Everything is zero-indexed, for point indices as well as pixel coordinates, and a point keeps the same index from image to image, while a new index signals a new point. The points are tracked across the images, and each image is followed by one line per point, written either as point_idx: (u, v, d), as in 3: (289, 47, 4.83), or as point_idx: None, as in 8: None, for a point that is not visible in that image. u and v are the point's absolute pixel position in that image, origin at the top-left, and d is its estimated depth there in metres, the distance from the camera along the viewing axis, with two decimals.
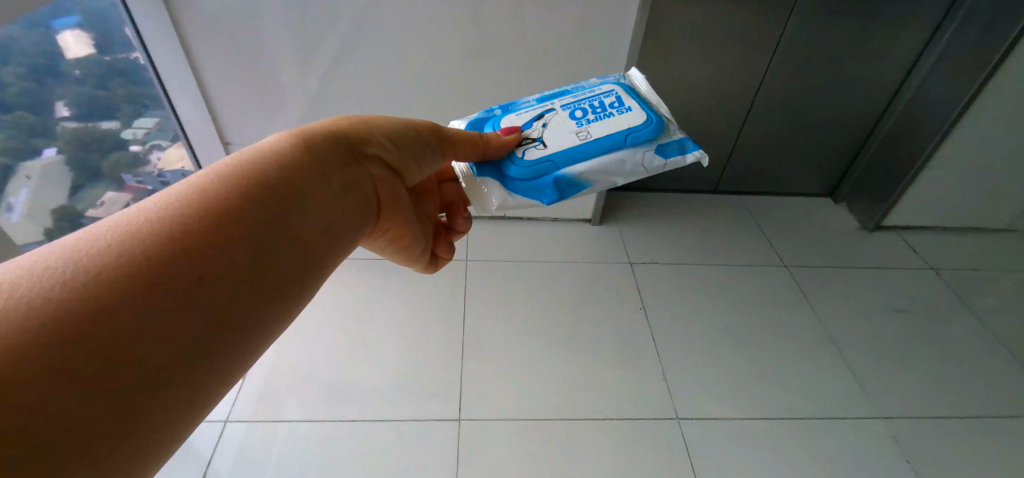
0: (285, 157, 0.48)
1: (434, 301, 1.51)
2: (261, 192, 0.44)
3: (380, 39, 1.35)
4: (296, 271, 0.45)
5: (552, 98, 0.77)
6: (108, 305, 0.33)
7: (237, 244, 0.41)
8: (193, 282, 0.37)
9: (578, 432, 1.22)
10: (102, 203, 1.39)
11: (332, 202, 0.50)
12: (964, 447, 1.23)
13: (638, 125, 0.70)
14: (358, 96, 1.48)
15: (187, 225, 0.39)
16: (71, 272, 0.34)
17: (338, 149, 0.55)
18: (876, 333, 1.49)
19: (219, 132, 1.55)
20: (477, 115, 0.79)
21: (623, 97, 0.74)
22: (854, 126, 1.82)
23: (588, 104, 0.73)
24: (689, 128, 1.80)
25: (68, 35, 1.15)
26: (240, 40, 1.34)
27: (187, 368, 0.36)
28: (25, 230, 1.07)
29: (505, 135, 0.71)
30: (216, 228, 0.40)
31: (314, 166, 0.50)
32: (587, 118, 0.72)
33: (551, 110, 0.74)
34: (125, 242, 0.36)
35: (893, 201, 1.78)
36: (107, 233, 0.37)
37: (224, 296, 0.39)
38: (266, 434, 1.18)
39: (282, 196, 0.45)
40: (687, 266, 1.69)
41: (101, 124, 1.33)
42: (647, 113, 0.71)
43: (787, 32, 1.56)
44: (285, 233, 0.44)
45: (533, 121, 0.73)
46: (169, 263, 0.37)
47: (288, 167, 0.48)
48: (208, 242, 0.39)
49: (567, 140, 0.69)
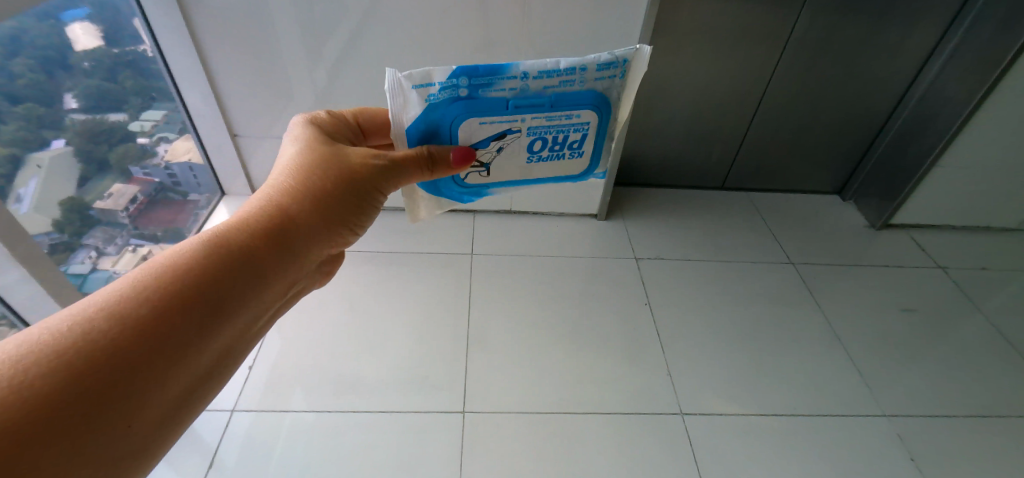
0: (233, 249, 0.56)
1: (440, 294, 1.51)
2: (209, 288, 0.53)
3: (388, 32, 1.35)
4: (232, 349, 0.56)
5: (527, 108, 0.66)
6: (77, 403, 0.44)
7: (184, 341, 0.50)
8: (144, 379, 0.47)
9: (582, 425, 1.22)
10: (110, 195, 1.34)
11: (272, 286, 0.59)
12: (970, 447, 1.23)
13: (574, 174, 0.75)
14: (365, 89, 1.48)
15: (143, 325, 0.48)
16: (47, 372, 0.43)
17: (286, 227, 0.61)
18: (882, 332, 1.49)
19: (227, 125, 1.56)
20: (438, 89, 0.64)
21: (588, 137, 0.70)
22: (864, 123, 1.80)
23: (553, 135, 0.69)
24: (696, 124, 1.79)
25: (77, 28, 1.15)
26: (248, 32, 1.35)
27: (140, 439, 0.48)
28: (35, 222, 1.06)
29: (458, 163, 0.67)
30: (169, 328, 0.49)
31: (259, 256, 0.58)
32: (539, 154, 0.71)
33: (515, 131, 0.67)
34: (90, 344, 0.45)
35: (903, 198, 1.76)
36: (77, 332, 0.45)
37: (170, 385, 0.49)
38: (272, 423, 1.19)
39: (226, 290, 0.54)
40: (692, 262, 1.68)
41: (111, 116, 1.30)
42: (590, 163, 0.74)
43: (797, 28, 1.54)
44: (225, 325, 0.54)
45: (491, 140, 0.68)
46: (126, 365, 0.46)
47: (234, 260, 0.56)
48: (159, 342, 0.48)
49: (509, 176, 0.73)
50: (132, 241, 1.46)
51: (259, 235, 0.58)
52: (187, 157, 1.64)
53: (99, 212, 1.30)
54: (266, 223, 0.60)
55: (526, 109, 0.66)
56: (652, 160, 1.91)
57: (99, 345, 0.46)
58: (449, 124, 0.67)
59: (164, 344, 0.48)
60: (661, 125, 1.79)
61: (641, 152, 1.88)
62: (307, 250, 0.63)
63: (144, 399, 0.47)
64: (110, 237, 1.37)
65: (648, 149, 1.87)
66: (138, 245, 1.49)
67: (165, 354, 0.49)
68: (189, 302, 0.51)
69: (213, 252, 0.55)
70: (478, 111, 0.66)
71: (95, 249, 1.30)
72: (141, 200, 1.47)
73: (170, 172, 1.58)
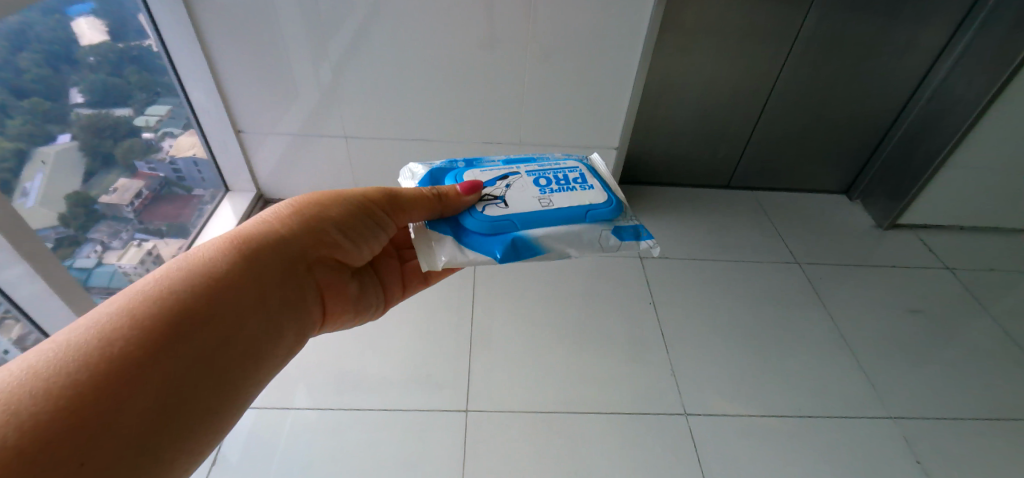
0: (207, 268, 0.61)
1: (443, 292, 1.51)
2: (188, 304, 0.58)
3: (392, 29, 1.34)
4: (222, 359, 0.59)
5: (516, 162, 0.84)
6: (68, 409, 0.48)
7: (166, 349, 0.54)
8: (131, 384, 0.51)
9: (586, 425, 1.22)
10: (115, 189, 1.33)
11: (251, 298, 0.63)
12: (977, 450, 1.21)
13: (598, 203, 0.78)
14: (370, 86, 1.47)
15: (125, 338, 0.53)
16: (40, 384, 0.48)
17: (262, 249, 0.67)
18: (888, 333, 1.48)
19: (230, 121, 1.56)
20: (439, 164, 0.85)
21: (585, 175, 0.82)
22: (873, 121, 1.78)
23: (552, 175, 0.81)
24: (702, 122, 1.78)
25: (82, 22, 1.15)
26: (253, 28, 1.34)
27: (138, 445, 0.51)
28: (39, 216, 1.06)
29: (465, 192, 0.75)
30: (150, 338, 0.54)
31: (233, 272, 0.63)
32: (549, 187, 0.79)
33: (516, 174, 0.80)
34: (73, 362, 0.50)
35: (911, 198, 1.73)
36: (62, 353, 0.50)
37: (157, 392, 0.53)
38: (276, 421, 1.19)
39: (205, 302, 0.59)
40: (697, 262, 1.67)
41: (116, 111, 1.30)
42: (606, 194, 0.80)
43: (806, 27, 1.52)
44: (204, 334, 0.58)
45: (497, 180, 0.79)
46: (111, 373, 0.51)
47: (210, 277, 0.61)
48: (140, 352, 0.53)
49: (529, 205, 0.76)
50: (138, 236, 1.45)
51: (236, 256, 0.64)
52: (192, 151, 1.62)
53: (103, 206, 1.30)
54: (241, 246, 0.66)
55: (517, 164, 0.83)
56: (658, 159, 1.90)
57: (84, 358, 0.50)
58: (454, 177, 0.81)
59: (148, 354, 0.53)
60: (667, 123, 1.78)
61: (646, 151, 1.87)
62: (281, 270, 0.68)
63: (132, 403, 0.51)
64: (115, 232, 1.36)
65: (653, 148, 1.86)
66: (144, 240, 1.47)
67: (147, 363, 0.53)
68: (168, 316, 0.56)
69: (191, 273, 0.60)
70: (477, 168, 0.82)
71: (99, 244, 1.30)
72: (146, 194, 1.45)
73: (175, 168, 1.56)
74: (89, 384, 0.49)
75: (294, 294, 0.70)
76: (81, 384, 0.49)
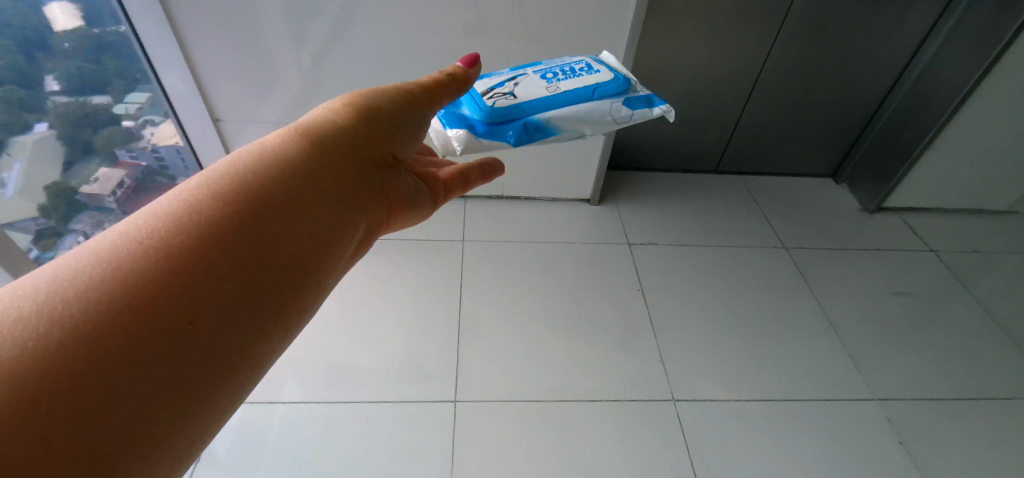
0: (247, 171, 0.50)
1: (432, 282, 1.50)
2: (224, 207, 0.47)
3: (374, 13, 1.30)
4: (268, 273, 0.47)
5: (523, 67, 0.82)
6: (89, 344, 0.37)
7: (205, 260, 0.43)
8: (162, 306, 0.40)
9: (576, 412, 1.22)
10: (96, 179, 1.41)
11: (299, 199, 0.51)
12: (959, 429, 1.24)
13: (605, 81, 0.79)
14: (353, 72, 1.43)
15: (157, 250, 0.42)
16: (59, 310, 0.38)
17: (304, 146, 0.55)
18: (874, 315, 1.49)
19: (208, 109, 1.51)
20: None
21: (590, 63, 0.83)
22: (861, 104, 1.77)
23: (557, 69, 0.81)
24: (691, 107, 1.76)
25: (55, 8, 1.18)
26: (227, 14, 1.29)
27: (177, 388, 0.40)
28: (13, 209, 1.09)
29: (467, 65, 0.72)
30: (185, 249, 0.43)
31: (276, 174, 0.51)
32: (556, 77, 0.79)
33: (523, 74, 0.80)
34: (92, 283, 0.40)
35: (897, 180, 1.75)
36: (85, 270, 0.40)
37: (195, 316, 0.42)
38: (263, 414, 1.18)
39: (244, 203, 0.48)
40: (686, 247, 1.67)
41: (94, 99, 1.33)
42: (613, 73, 0.80)
43: (796, 10, 1.50)
44: (246, 241, 0.46)
45: (505, 81, 0.78)
46: (140, 290, 0.40)
47: (249, 179, 0.49)
48: (174, 266, 0.42)
49: (535, 90, 0.77)
50: (119, 224, 1.50)
51: (276, 159, 0.52)
52: (176, 140, 1.59)
53: (85, 197, 1.38)
54: (282, 150, 0.54)
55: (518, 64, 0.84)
56: (647, 144, 1.88)
57: (106, 281, 0.40)
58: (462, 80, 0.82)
59: (183, 272, 0.42)
60: (656, 107, 1.76)
61: (635, 136, 1.85)
62: (332, 176, 0.55)
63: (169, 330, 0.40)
64: (98, 222, 1.45)
65: (642, 133, 1.85)
66: (125, 228, 1.50)
67: (182, 282, 0.42)
68: (205, 224, 0.45)
69: (227, 179, 0.49)
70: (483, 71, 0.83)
71: (82, 233, 1.39)
72: (128, 183, 1.52)
73: (158, 155, 1.59)
74: (114, 311, 0.39)
75: (350, 199, 0.57)
76: (105, 310, 0.39)
